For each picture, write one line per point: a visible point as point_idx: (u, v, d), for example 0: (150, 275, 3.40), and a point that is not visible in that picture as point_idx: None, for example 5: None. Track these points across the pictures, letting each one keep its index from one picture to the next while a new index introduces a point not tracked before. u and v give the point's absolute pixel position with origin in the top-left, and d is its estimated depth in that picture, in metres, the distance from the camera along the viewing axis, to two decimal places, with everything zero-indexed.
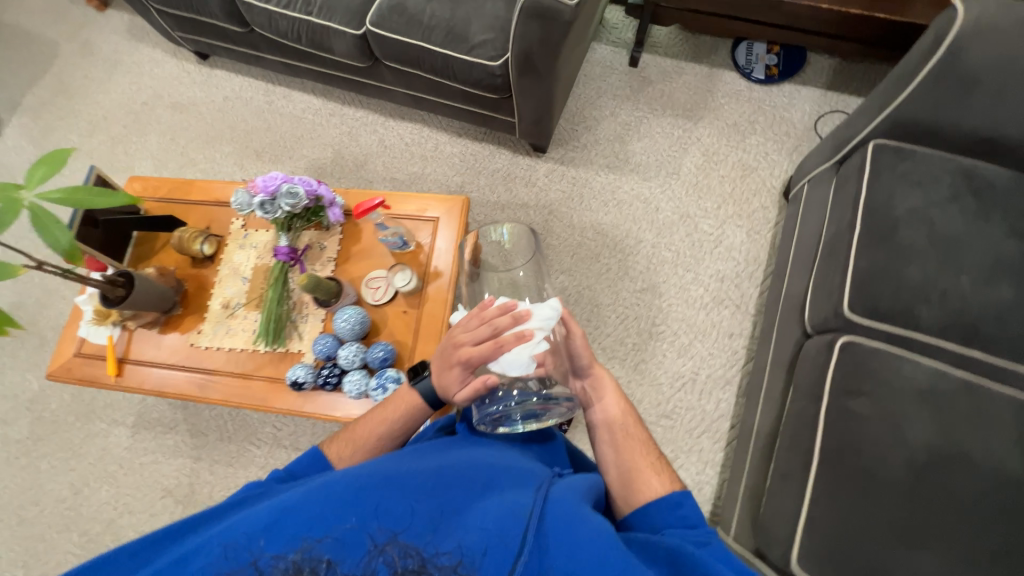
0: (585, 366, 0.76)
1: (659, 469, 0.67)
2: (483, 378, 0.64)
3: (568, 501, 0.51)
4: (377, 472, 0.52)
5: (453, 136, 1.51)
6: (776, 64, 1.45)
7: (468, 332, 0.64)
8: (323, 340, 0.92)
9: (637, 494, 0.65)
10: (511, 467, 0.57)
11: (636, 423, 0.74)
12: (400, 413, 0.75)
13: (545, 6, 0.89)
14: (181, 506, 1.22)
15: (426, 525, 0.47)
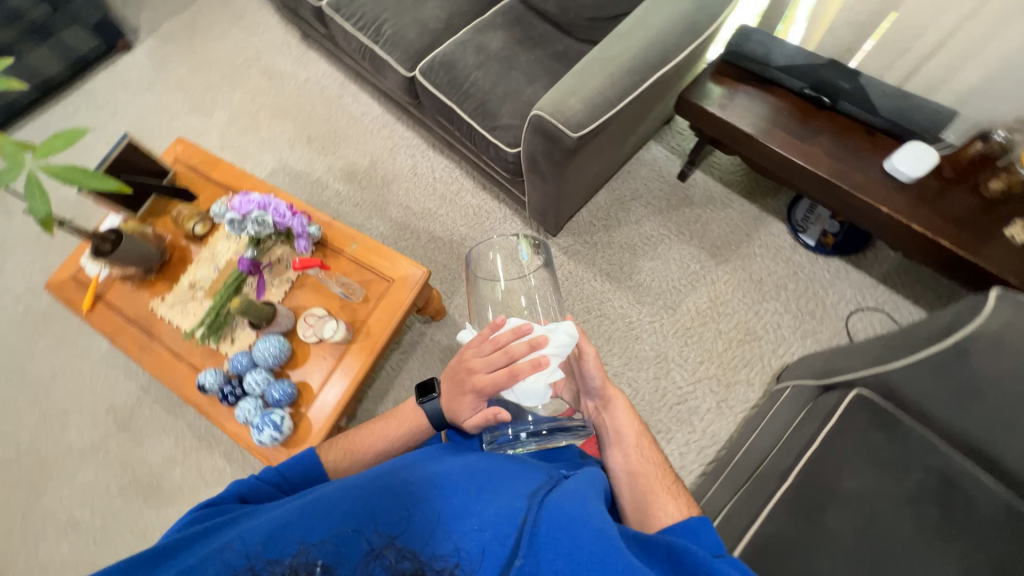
0: (597, 387, 0.76)
1: (674, 494, 0.67)
2: (495, 412, 0.69)
3: (557, 502, 0.50)
4: (362, 485, 0.52)
5: (478, 186, 1.52)
6: (834, 232, 1.27)
7: (481, 358, 0.68)
8: (239, 355, 0.97)
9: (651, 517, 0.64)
10: (502, 466, 0.58)
11: (649, 440, 0.75)
12: (398, 430, 0.79)
13: (548, 128, 0.86)
14: (116, 426, 1.36)
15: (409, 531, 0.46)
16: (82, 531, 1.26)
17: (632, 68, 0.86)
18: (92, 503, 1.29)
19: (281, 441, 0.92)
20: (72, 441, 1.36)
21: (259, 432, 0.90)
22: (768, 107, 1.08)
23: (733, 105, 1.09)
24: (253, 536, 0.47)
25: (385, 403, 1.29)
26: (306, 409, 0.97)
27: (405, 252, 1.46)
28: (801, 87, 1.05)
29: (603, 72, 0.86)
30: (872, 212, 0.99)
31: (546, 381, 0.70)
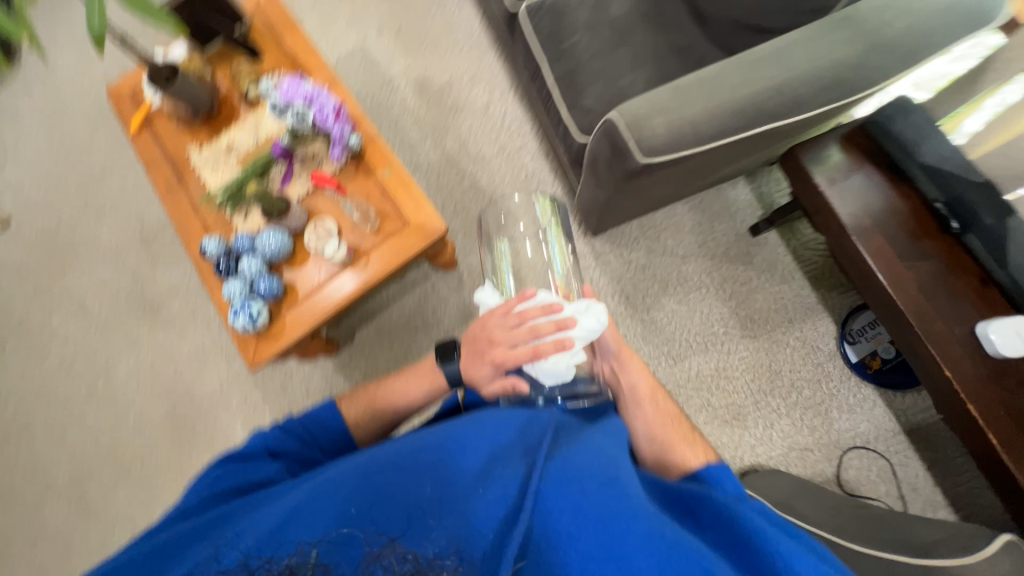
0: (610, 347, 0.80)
1: (694, 440, 0.69)
2: (513, 382, 0.71)
3: (572, 451, 0.52)
4: (364, 470, 0.50)
5: (540, 152, 1.41)
6: (885, 357, 1.13)
7: (505, 330, 0.71)
8: (242, 236, 0.98)
9: (669, 462, 0.67)
10: (504, 416, 0.59)
11: (662, 395, 0.78)
12: (420, 389, 0.77)
13: (618, 140, 0.75)
14: (138, 241, 1.46)
15: (423, 516, 0.45)
16: (88, 318, 1.41)
17: (743, 110, 0.72)
18: (101, 299, 1.42)
19: (253, 330, 0.96)
20: (100, 239, 1.47)
21: (236, 315, 0.93)
22: (882, 205, 0.91)
23: (842, 186, 0.93)
24: (244, 536, 0.45)
25: (369, 326, 1.32)
26: (286, 310, 0.99)
27: (442, 189, 1.41)
28: (935, 200, 0.87)
29: (707, 101, 0.72)
30: (930, 369, 0.85)
31: (569, 363, 0.69)
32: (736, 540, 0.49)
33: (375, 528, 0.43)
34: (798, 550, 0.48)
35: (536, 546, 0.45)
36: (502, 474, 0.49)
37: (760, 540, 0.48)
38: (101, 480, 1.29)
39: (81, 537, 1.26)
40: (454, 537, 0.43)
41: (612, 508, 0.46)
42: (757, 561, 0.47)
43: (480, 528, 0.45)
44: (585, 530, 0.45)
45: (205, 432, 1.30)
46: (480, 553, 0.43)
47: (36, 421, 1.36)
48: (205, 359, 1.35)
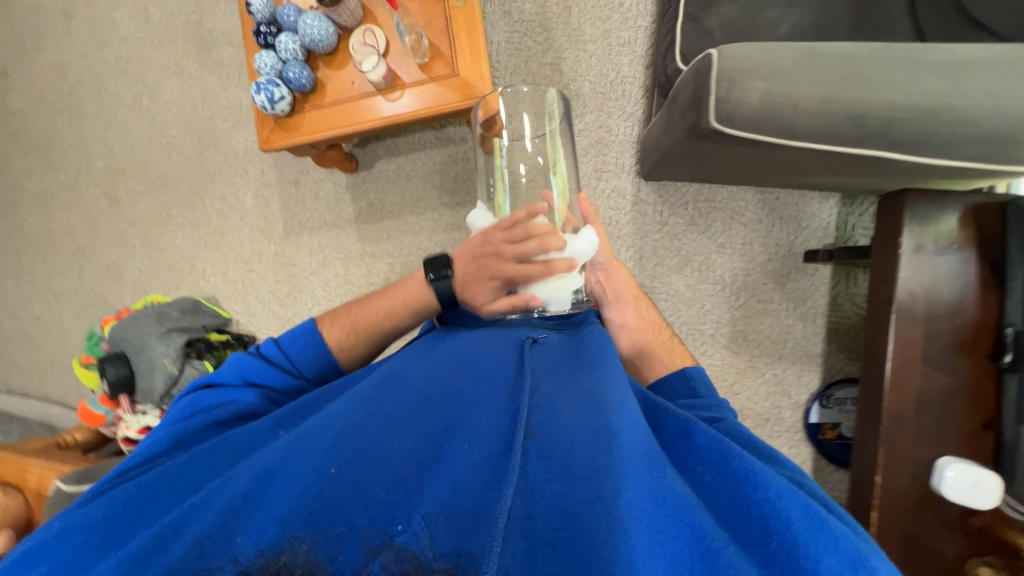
0: (602, 263, 0.94)
1: (673, 347, 0.87)
2: (523, 301, 0.77)
3: (556, 410, 0.55)
4: (347, 422, 0.54)
5: (644, 58, 1.19)
6: (841, 433, 1.12)
7: (513, 242, 0.75)
8: (289, 8, 0.91)
9: (654, 363, 0.84)
10: (485, 370, 0.63)
11: (645, 302, 0.95)
12: (404, 310, 0.83)
13: (702, 86, 0.61)
14: None
15: (410, 472, 0.48)
16: (147, 27, 1.41)
17: (868, 119, 0.55)
18: (162, 13, 1.40)
19: (272, 113, 0.94)
20: None
21: (259, 90, 0.91)
22: (949, 298, 0.78)
23: (925, 258, 0.79)
24: (232, 506, 0.46)
25: (390, 161, 1.29)
26: (309, 108, 0.96)
27: (520, 52, 1.24)
28: (1008, 322, 0.74)
29: (834, 85, 0.56)
30: (866, 468, 0.82)
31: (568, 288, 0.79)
32: (724, 482, 0.48)
33: (365, 483, 0.46)
34: (787, 487, 0.46)
35: (525, 494, 0.45)
36: (486, 434, 0.52)
37: (752, 479, 0.47)
38: (129, 184, 1.43)
39: (104, 221, 1.44)
40: (447, 493, 0.46)
41: (600, 463, 0.47)
42: (745, 501, 0.46)
43: (465, 480, 0.47)
44: (574, 485, 0.45)
45: (220, 186, 1.38)
46: (470, 504, 0.45)
47: (87, 105, 1.45)
48: (238, 119, 1.37)
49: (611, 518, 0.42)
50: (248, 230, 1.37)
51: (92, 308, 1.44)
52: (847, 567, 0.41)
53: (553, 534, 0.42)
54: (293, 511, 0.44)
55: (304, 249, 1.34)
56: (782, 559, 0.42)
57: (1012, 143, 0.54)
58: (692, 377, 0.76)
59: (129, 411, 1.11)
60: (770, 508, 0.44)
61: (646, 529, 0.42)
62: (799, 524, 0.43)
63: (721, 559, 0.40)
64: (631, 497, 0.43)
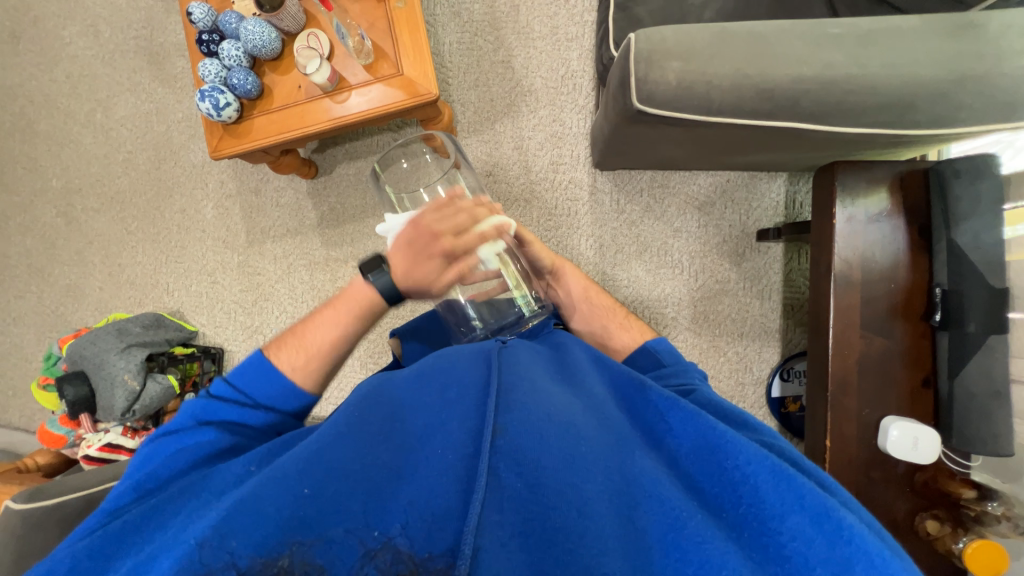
0: (546, 266, 0.95)
1: (630, 325, 0.88)
2: (467, 263, 0.71)
3: (526, 398, 0.52)
4: (316, 439, 0.49)
5: (592, 52, 1.22)
6: (802, 405, 1.15)
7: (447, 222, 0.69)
8: (230, 15, 0.91)
9: (619, 346, 0.86)
10: (455, 364, 0.58)
11: (597, 290, 0.95)
12: (351, 315, 0.73)
13: (624, 71, 0.63)
14: None
15: (385, 481, 0.45)
16: (97, 43, 1.40)
17: (778, 92, 0.58)
18: (112, 29, 1.39)
19: (219, 120, 0.94)
20: None
21: (204, 98, 0.91)
22: (883, 263, 0.81)
23: (857, 226, 0.82)
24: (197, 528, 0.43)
25: (350, 165, 1.30)
26: (256, 114, 0.96)
27: (472, 51, 1.26)
28: (938, 283, 0.78)
29: (744, 61, 0.59)
30: (817, 432, 0.85)
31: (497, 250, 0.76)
32: (700, 454, 0.50)
33: (341, 495, 0.43)
34: (757, 451, 0.48)
35: (497, 487, 0.44)
36: (459, 432, 0.49)
37: (723, 447, 0.49)
38: (86, 202, 1.41)
39: (61, 241, 1.42)
40: (428, 498, 0.43)
41: (571, 451, 0.47)
42: (717, 471, 0.48)
43: (444, 484, 0.44)
44: (550, 473, 0.45)
45: (180, 199, 1.37)
46: (451, 506, 0.43)
47: (39, 124, 1.43)
48: (194, 131, 1.36)
49: (581, 503, 0.44)
50: (210, 242, 1.36)
51: (54, 330, 1.41)
52: (816, 522, 0.43)
53: (528, 522, 0.42)
54: (271, 529, 0.40)
55: (268, 258, 1.33)
56: (751, 525, 0.44)
57: (911, 108, 0.57)
58: (655, 350, 0.79)
59: (90, 429, 1.10)
60: (741, 475, 0.47)
61: (612, 512, 0.44)
62: (768, 488, 0.45)
63: (689, 526, 0.43)
64: (598, 482, 0.46)
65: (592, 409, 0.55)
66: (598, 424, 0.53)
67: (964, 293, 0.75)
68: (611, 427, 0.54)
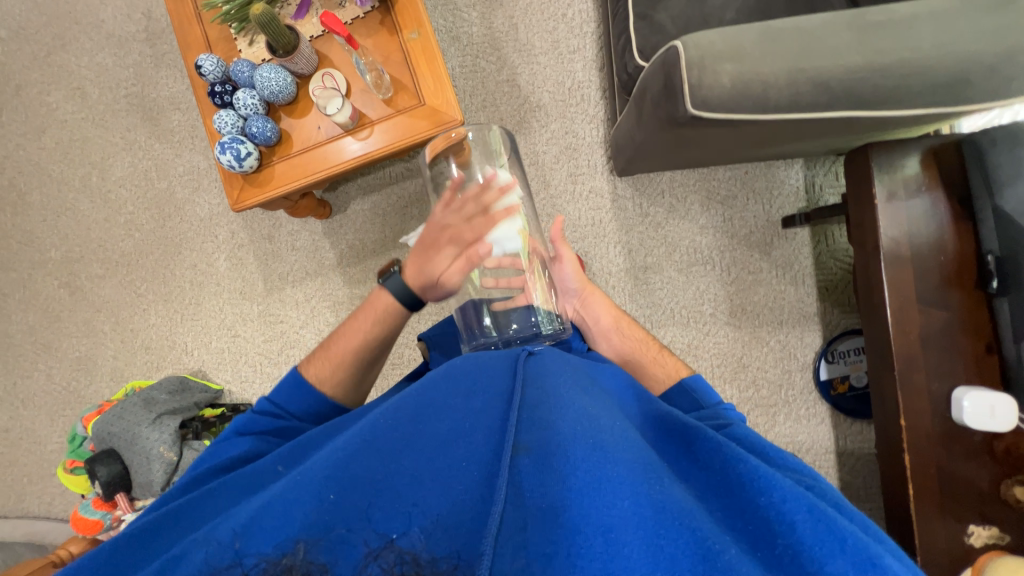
0: (575, 289, 0.93)
1: (665, 361, 0.83)
2: (476, 250, 0.80)
3: (550, 419, 0.51)
4: (345, 445, 0.50)
5: (595, 61, 1.23)
6: (852, 385, 1.15)
7: (459, 213, 0.80)
8: (242, 63, 0.89)
9: (654, 382, 0.80)
10: (480, 379, 0.60)
11: (628, 321, 0.90)
12: (373, 321, 0.81)
13: (674, 77, 0.63)
14: (147, 37, 1.34)
15: (407, 489, 0.44)
16: (86, 106, 1.36)
17: (834, 82, 0.59)
18: (101, 90, 1.36)
19: (239, 171, 0.91)
20: (104, 20, 1.35)
21: (222, 149, 0.88)
22: (929, 237, 0.83)
23: (899, 204, 0.83)
24: (223, 527, 0.45)
25: (365, 200, 1.27)
26: (275, 161, 0.93)
27: (476, 73, 1.26)
28: (988, 250, 0.79)
29: (796, 57, 0.59)
30: (889, 413, 0.84)
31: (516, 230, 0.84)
32: (733, 483, 0.46)
33: (362, 502, 0.42)
34: (796, 489, 0.44)
35: (516, 508, 0.43)
36: (478, 451, 0.49)
37: (759, 484, 0.44)
38: (89, 269, 1.35)
39: (67, 312, 1.35)
40: (440, 508, 0.42)
41: (593, 476, 0.43)
42: (749, 508, 0.44)
43: (459, 499, 0.44)
44: (568, 500, 0.42)
45: (190, 254, 1.33)
46: (466, 523, 0.41)
47: (31, 195, 1.37)
48: (198, 184, 1.32)
49: (605, 527, 0.39)
50: (227, 294, 1.31)
51: (66, 407, 1.34)
52: (862, 568, 0.38)
53: (549, 545, 0.39)
54: (292, 531, 0.40)
55: (289, 304, 1.29)
56: (788, 564, 0.39)
57: (964, 86, 0.58)
58: (692, 389, 0.73)
59: (128, 509, 1.04)
60: (776, 513, 0.42)
61: (641, 537, 0.38)
62: (806, 528, 0.40)
63: (721, 559, 0.38)
64: (627, 507, 0.40)
65: (621, 426, 0.51)
66: (631, 445, 0.48)
67: (1018, 256, 0.77)
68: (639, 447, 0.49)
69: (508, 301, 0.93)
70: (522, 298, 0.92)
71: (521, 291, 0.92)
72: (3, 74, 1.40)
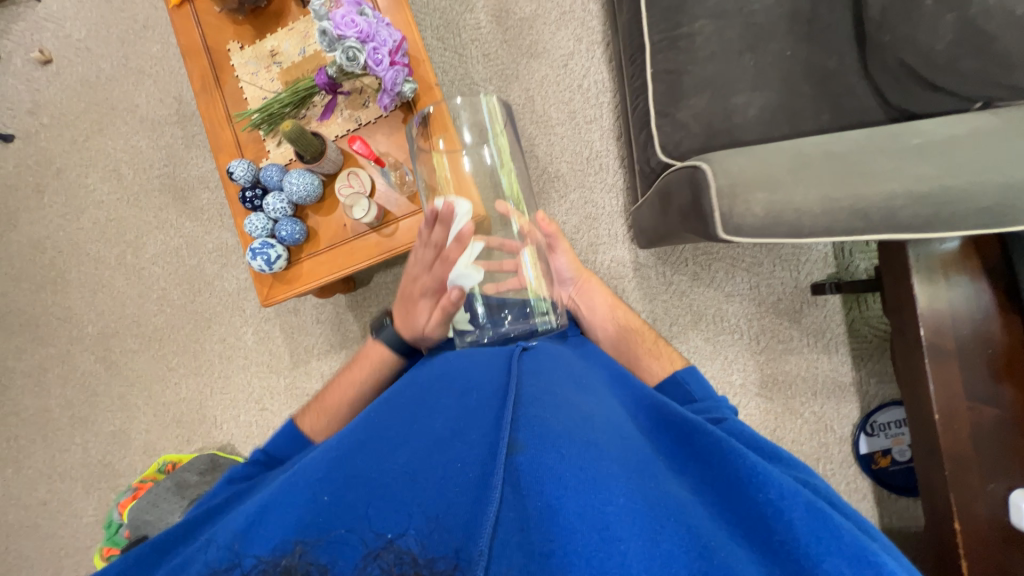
0: (570, 277, 0.98)
1: (661, 351, 0.86)
2: (446, 295, 0.80)
3: (544, 417, 0.54)
4: (343, 453, 0.53)
5: (612, 131, 1.24)
6: (895, 458, 1.10)
7: (422, 259, 0.80)
8: (271, 168, 0.92)
9: (649, 370, 0.84)
10: (474, 382, 0.64)
11: (624, 309, 0.95)
12: (365, 370, 0.87)
13: (702, 198, 0.63)
14: (178, 120, 1.40)
15: (405, 494, 0.45)
16: (121, 187, 1.42)
17: (873, 210, 0.57)
18: (136, 171, 1.41)
19: (269, 271, 0.93)
20: (139, 105, 1.42)
21: (253, 254, 0.91)
22: (976, 329, 0.79)
23: (941, 296, 0.80)
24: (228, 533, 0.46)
25: (387, 273, 1.29)
26: (302, 258, 0.95)
27: None
28: None
29: (830, 187, 0.58)
30: (941, 512, 0.81)
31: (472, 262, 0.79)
32: (729, 478, 0.51)
33: (360, 505, 0.44)
34: (789, 485, 0.48)
35: (517, 507, 0.45)
36: (475, 449, 0.51)
37: (755, 480, 0.49)
38: (123, 344, 1.39)
39: (102, 387, 1.39)
40: (439, 509, 0.44)
41: (588, 473, 0.46)
42: (748, 506, 0.49)
43: (455, 498, 0.46)
44: (564, 496, 0.44)
45: (218, 328, 1.36)
46: (462, 524, 0.43)
47: (70, 273, 1.43)
48: (226, 260, 1.36)
49: (600, 526, 0.42)
50: (254, 367, 1.33)
51: (101, 480, 1.37)
52: (854, 564, 0.42)
53: (547, 543, 0.42)
54: (292, 532, 0.42)
55: (315, 377, 1.31)
56: (786, 559, 0.44)
57: (1013, 212, 0.55)
58: (685, 380, 0.77)
59: None
60: (774, 510, 0.47)
61: (637, 532, 0.42)
62: (801, 524, 0.45)
63: (717, 556, 0.42)
64: (622, 503, 0.44)
65: (611, 422, 0.57)
66: (620, 443, 0.52)
67: None
68: (634, 448, 0.53)
69: (500, 282, 0.90)
70: (514, 282, 0.92)
71: (514, 274, 0.92)
72: (44, 157, 1.47)
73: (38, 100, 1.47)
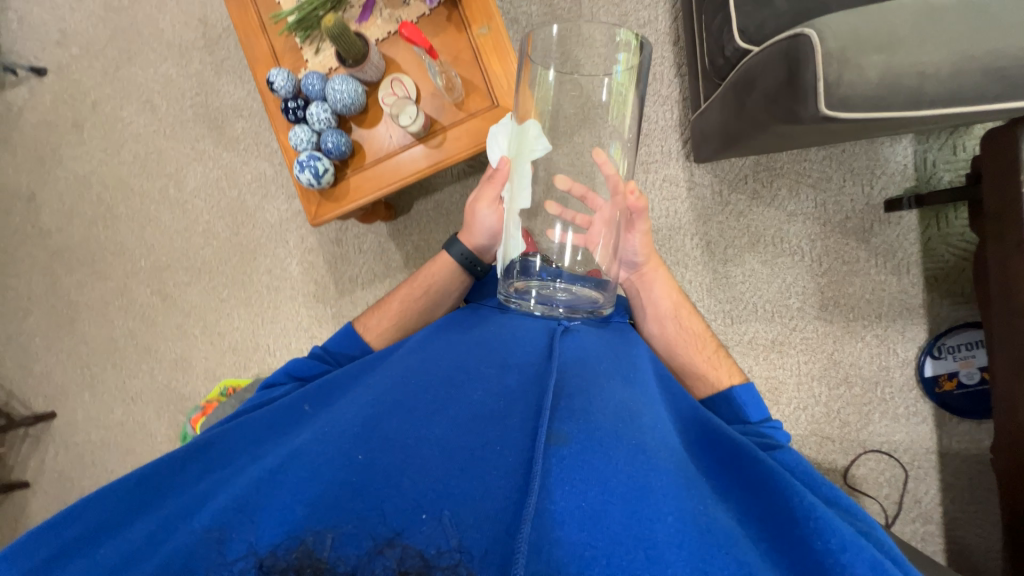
0: (638, 261, 0.83)
1: (719, 363, 0.77)
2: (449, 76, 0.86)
3: (587, 409, 0.50)
4: (373, 412, 0.52)
5: (668, 35, 1.12)
6: (961, 382, 1.05)
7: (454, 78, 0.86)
8: (313, 76, 0.88)
9: (698, 382, 0.77)
10: (513, 355, 0.61)
11: (688, 309, 0.84)
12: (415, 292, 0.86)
13: (803, 68, 0.55)
14: (206, 45, 1.35)
15: (438, 476, 0.44)
16: (156, 119, 1.40)
17: (1012, 70, 0.49)
18: (169, 101, 1.39)
19: (317, 187, 0.91)
20: (164, 29, 1.37)
21: (300, 170, 0.88)
22: None
23: None
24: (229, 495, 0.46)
25: (428, 200, 1.26)
26: (347, 174, 0.93)
27: None
28: None
29: (965, 42, 0.50)
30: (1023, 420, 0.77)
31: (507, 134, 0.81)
32: (783, 513, 0.48)
33: (387, 478, 0.44)
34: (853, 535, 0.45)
35: (548, 507, 0.42)
36: (512, 432, 0.49)
37: (815, 524, 0.45)
38: (176, 277, 1.44)
39: (160, 318, 1.46)
40: (468, 501, 0.43)
41: (633, 480, 0.44)
42: (800, 545, 0.45)
43: (493, 488, 0.44)
44: (608, 505, 0.42)
45: (264, 260, 1.37)
46: (497, 520, 0.42)
47: (118, 208, 1.45)
48: (266, 190, 1.35)
49: (645, 543, 0.40)
50: (302, 298, 1.35)
51: (170, 403, 1.46)
52: None
53: (587, 548, 0.40)
54: (316, 502, 0.43)
55: (360, 306, 1.31)
56: None
57: None
58: (741, 402, 0.71)
59: None
60: (833, 558, 0.43)
61: (682, 558, 0.39)
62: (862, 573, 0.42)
63: None
64: (669, 521, 0.41)
65: (659, 424, 0.53)
66: (669, 452, 0.49)
67: None
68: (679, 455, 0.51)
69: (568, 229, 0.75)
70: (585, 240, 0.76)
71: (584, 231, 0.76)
72: (79, 90, 1.45)
73: (66, 29, 1.43)
